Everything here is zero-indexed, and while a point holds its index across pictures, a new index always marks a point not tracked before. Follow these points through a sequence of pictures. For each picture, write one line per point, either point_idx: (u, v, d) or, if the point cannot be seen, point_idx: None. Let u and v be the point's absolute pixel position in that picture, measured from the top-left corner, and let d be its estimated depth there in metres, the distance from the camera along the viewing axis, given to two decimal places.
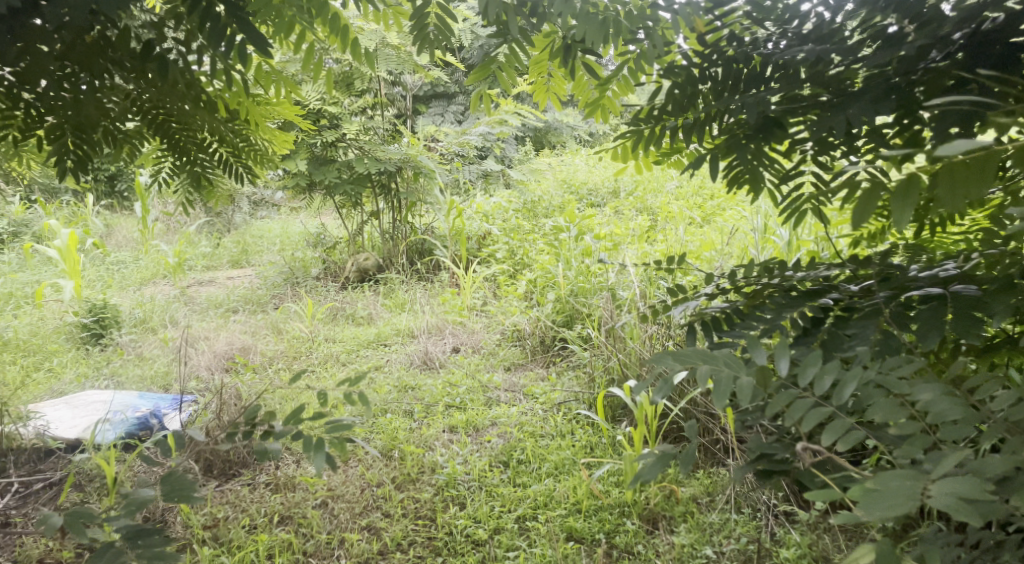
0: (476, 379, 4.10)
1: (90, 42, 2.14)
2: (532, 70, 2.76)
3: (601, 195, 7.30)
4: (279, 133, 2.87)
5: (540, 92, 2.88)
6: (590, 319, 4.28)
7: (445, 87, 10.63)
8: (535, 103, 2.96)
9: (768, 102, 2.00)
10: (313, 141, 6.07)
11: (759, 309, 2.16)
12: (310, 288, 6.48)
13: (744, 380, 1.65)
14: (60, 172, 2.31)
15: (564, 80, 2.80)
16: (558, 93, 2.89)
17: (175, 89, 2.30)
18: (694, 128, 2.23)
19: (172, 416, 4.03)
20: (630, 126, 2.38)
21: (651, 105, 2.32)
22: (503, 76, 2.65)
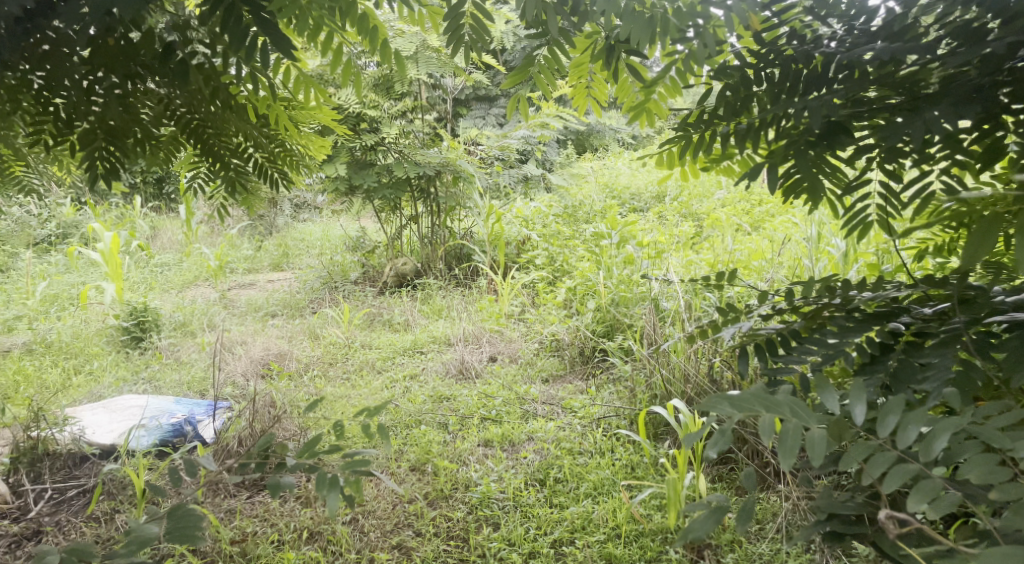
0: (513, 391, 3.99)
1: (115, 43, 2.08)
2: (573, 73, 2.64)
3: (643, 200, 7.14)
4: (316, 139, 2.80)
5: (581, 97, 2.76)
6: (632, 330, 4.14)
7: (486, 91, 10.55)
8: (576, 107, 2.84)
9: (833, 106, 1.83)
10: (352, 145, 6.03)
11: (820, 331, 2.01)
12: (348, 293, 6.44)
13: (816, 432, 1.51)
14: (92, 180, 2.16)
15: (607, 84, 2.68)
16: (600, 98, 2.76)
17: (204, 90, 2.21)
18: (748, 134, 2.07)
19: (206, 423, 3.99)
20: (678, 133, 2.24)
21: (700, 109, 2.18)
22: (544, 78, 2.55)
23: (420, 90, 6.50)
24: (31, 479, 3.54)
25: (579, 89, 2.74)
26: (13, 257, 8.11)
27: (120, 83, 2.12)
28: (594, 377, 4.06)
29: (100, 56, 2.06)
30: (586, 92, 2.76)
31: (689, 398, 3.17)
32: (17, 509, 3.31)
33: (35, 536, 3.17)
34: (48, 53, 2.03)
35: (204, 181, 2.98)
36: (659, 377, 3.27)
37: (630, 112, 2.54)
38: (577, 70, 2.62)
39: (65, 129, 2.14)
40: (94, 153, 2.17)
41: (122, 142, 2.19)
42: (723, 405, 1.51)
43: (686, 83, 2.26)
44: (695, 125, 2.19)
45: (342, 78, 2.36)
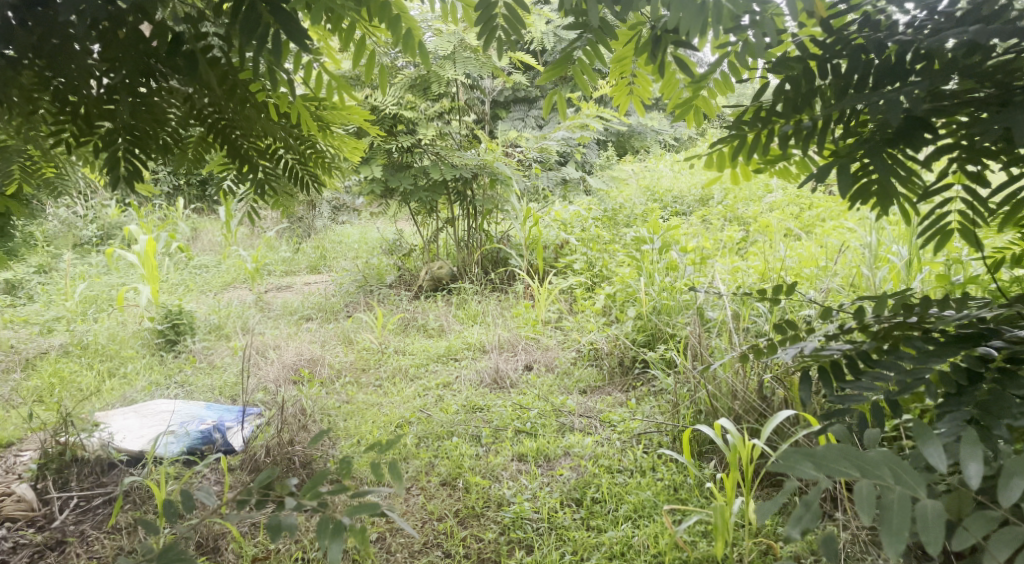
0: (549, 402, 3.84)
1: (123, 36, 1.96)
2: (614, 70, 2.50)
3: (686, 203, 6.92)
4: (350, 142, 2.78)
5: (622, 94, 2.61)
6: (674, 340, 3.96)
7: (527, 92, 10.40)
8: (617, 106, 2.69)
9: (912, 101, 1.67)
10: (388, 147, 5.94)
11: (896, 356, 1.89)
12: (383, 296, 6.35)
13: (924, 504, 1.48)
14: (113, 183, 2.07)
15: (650, 83, 2.54)
16: (642, 96, 2.61)
17: (224, 90, 2.11)
18: (812, 134, 1.91)
19: (235, 431, 3.91)
20: (731, 132, 2.09)
21: (758, 105, 2.02)
22: (583, 75, 2.40)
23: (458, 91, 6.37)
24: (58, 487, 3.49)
25: (620, 89, 2.60)
26: (55, 257, 8.18)
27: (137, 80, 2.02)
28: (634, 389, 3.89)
29: (110, 51, 1.96)
30: (626, 93, 2.62)
31: (737, 416, 2.99)
32: (42, 516, 3.31)
33: (58, 547, 3.12)
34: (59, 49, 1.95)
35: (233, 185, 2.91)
36: (702, 392, 3.09)
37: (675, 112, 2.40)
38: (618, 68, 2.48)
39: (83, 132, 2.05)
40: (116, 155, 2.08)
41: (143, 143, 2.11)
42: (805, 466, 1.51)
43: (739, 78, 2.11)
44: (750, 122, 2.03)
45: (363, 75, 2.33)
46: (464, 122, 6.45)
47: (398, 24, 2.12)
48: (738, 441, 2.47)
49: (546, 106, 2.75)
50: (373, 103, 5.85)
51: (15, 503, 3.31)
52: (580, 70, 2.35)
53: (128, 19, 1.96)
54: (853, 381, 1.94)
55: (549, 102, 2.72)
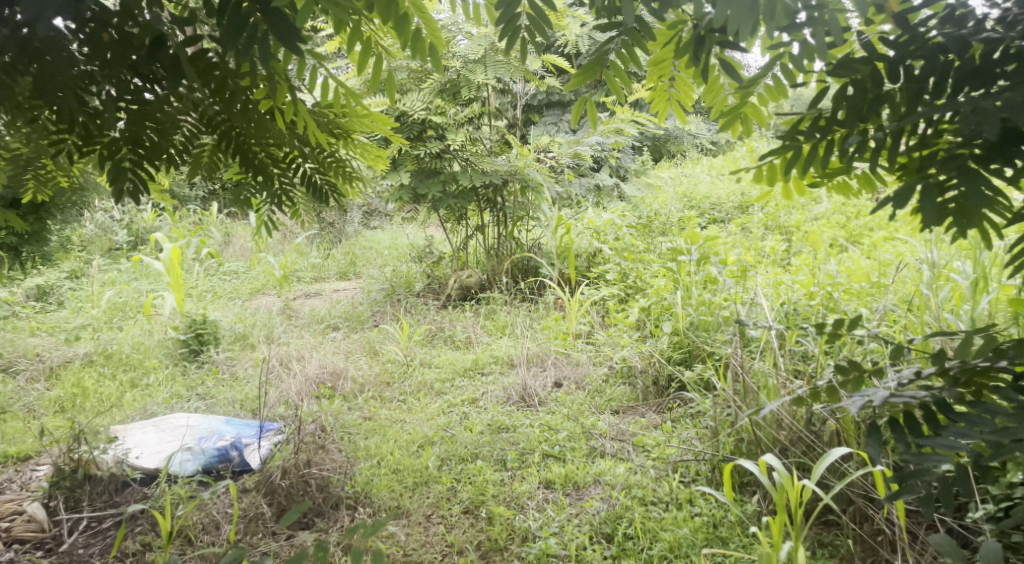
0: (579, 422, 3.65)
1: (110, 41, 1.96)
2: (652, 76, 2.32)
3: (725, 210, 6.68)
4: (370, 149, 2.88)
5: (660, 100, 2.43)
6: (713, 359, 3.74)
7: (560, 95, 10.20)
8: (655, 112, 2.51)
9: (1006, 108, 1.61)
10: (417, 153, 5.80)
11: (981, 409, 1.78)
12: (410, 305, 6.20)
13: None
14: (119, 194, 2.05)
15: (692, 89, 2.35)
16: (683, 102, 2.43)
17: (221, 94, 2.12)
18: (883, 145, 1.84)
19: (252, 448, 3.77)
20: (785, 142, 1.99)
21: (816, 111, 1.93)
22: (617, 82, 2.24)
23: (489, 96, 6.20)
24: (69, 508, 3.39)
25: (660, 95, 2.42)
26: (87, 263, 8.19)
27: (134, 89, 2.02)
28: (670, 411, 3.68)
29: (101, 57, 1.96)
30: (667, 100, 2.44)
31: (783, 448, 2.78)
32: (52, 538, 3.26)
33: None
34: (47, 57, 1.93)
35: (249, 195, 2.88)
36: (745, 419, 2.89)
37: (722, 120, 2.22)
38: (657, 73, 2.30)
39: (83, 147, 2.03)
40: (121, 171, 2.07)
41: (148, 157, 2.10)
42: None
43: (793, 83, 1.93)
44: (806, 133, 1.94)
45: (367, 82, 2.35)
46: (496, 127, 6.28)
47: (402, 24, 2.06)
48: (786, 478, 2.30)
49: (581, 113, 2.58)
50: (402, 109, 5.71)
51: (26, 524, 3.24)
52: (614, 77, 2.20)
53: (114, 21, 1.97)
54: (933, 440, 1.82)
55: (583, 110, 2.54)
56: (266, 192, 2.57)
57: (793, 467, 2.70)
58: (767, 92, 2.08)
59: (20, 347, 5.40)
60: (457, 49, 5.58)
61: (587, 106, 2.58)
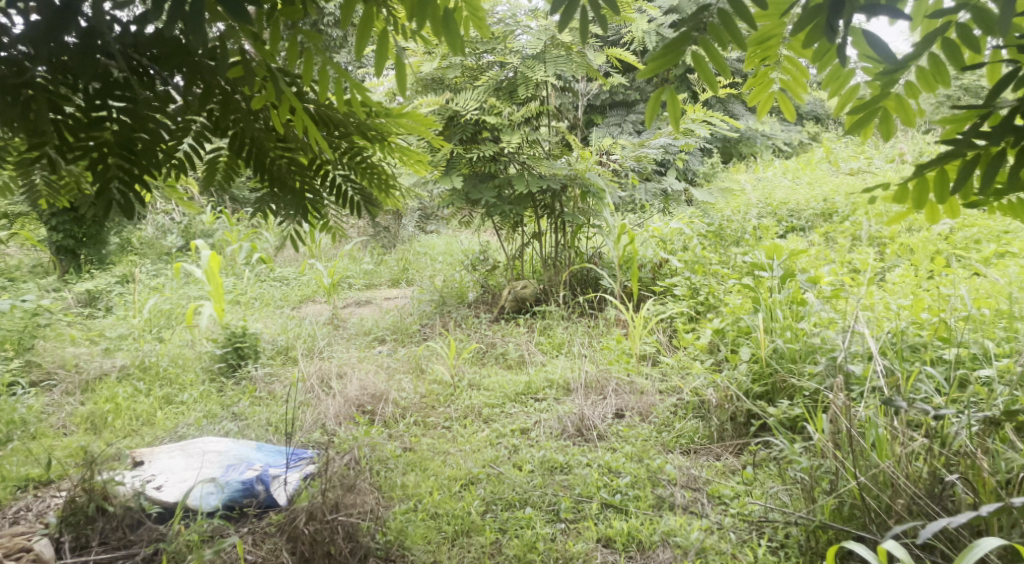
0: (643, 465, 3.23)
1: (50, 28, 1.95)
2: (753, 58, 2.38)
3: (805, 216, 6.13)
4: (407, 151, 2.90)
5: (758, 85, 2.53)
6: (801, 396, 3.28)
7: (625, 93, 9.67)
8: (755, 103, 2.60)
9: None
10: (470, 156, 5.43)
11: None
12: (462, 318, 5.83)
13: None
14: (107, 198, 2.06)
15: (801, 78, 2.46)
16: (790, 87, 2.49)
17: (192, 83, 2.08)
18: None
19: (279, 481, 3.43)
20: (958, 148, 2.10)
21: (1000, 107, 2.02)
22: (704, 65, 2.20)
23: (548, 94, 5.77)
24: (75, 546, 3.15)
25: (763, 84, 2.51)
26: (138, 267, 8.04)
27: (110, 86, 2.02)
28: (750, 454, 3.23)
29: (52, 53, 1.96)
30: (771, 92, 2.56)
31: (899, 519, 2.33)
32: None
33: None
34: (14, 64, 2.03)
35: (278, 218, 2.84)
36: (850, 479, 2.47)
37: (857, 115, 2.37)
38: (758, 59, 2.37)
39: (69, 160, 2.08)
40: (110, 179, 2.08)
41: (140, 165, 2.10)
42: None
43: (959, 69, 2.10)
44: (995, 134, 2.02)
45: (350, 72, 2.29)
46: (555, 128, 5.85)
47: None
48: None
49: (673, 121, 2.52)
50: (454, 109, 5.37)
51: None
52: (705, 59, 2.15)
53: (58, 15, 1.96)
54: None
55: (675, 107, 2.47)
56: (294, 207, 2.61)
57: (914, 544, 2.25)
58: (918, 82, 2.24)
59: (58, 356, 5.20)
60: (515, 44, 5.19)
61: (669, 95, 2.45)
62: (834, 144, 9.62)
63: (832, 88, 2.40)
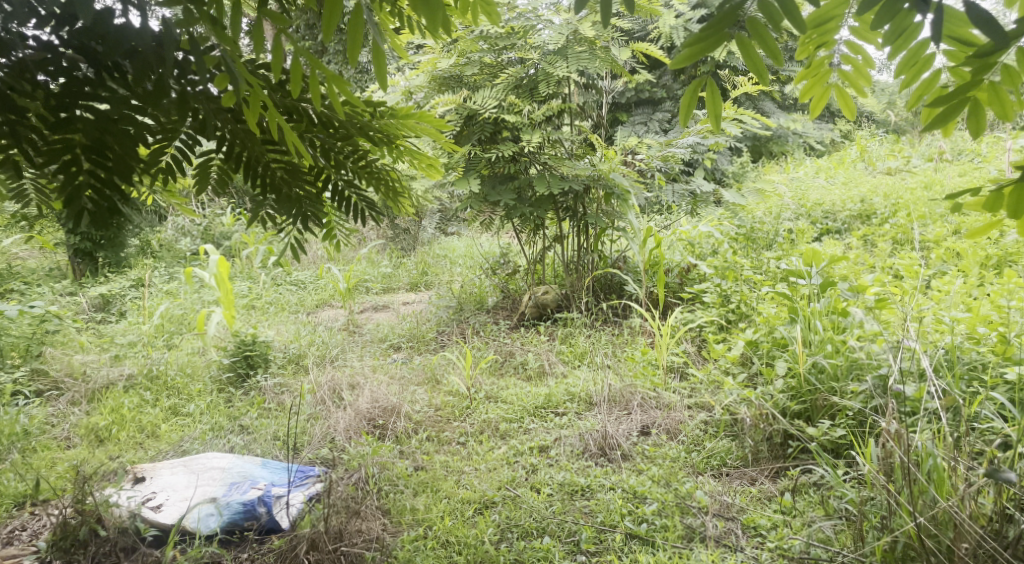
0: (671, 490, 3.00)
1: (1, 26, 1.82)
2: (807, 45, 2.21)
3: (841, 218, 5.83)
4: (421, 155, 2.72)
5: (814, 72, 2.35)
6: (845, 417, 3.02)
7: (651, 91, 9.39)
8: (812, 96, 2.44)
9: None
10: (489, 156, 5.22)
11: None
12: (480, 325, 5.62)
13: None
14: (75, 207, 1.94)
15: (864, 67, 2.29)
16: (852, 78, 2.33)
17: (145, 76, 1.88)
18: None
19: (282, 502, 3.24)
20: None
21: None
22: (753, 50, 2.03)
23: (570, 91, 5.53)
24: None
25: (819, 76, 2.36)
26: (153, 270, 7.92)
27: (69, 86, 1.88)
28: (788, 480, 2.98)
29: None
30: (827, 84, 2.40)
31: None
32: None
33: None
34: None
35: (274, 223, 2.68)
36: (907, 518, 2.23)
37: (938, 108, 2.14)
38: (813, 46, 2.20)
39: (35, 166, 1.93)
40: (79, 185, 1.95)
41: (112, 170, 1.97)
42: None
43: None
44: None
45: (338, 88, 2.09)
46: (578, 127, 5.61)
47: None
48: None
49: (713, 119, 2.31)
50: (472, 108, 5.17)
51: None
52: (755, 41, 1.98)
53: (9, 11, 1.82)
54: None
55: (715, 101, 2.28)
56: (291, 216, 2.52)
57: None
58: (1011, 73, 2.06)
59: (66, 363, 5.06)
60: (536, 40, 4.98)
61: (708, 88, 2.26)
62: (869, 142, 9.26)
63: (908, 76, 2.22)
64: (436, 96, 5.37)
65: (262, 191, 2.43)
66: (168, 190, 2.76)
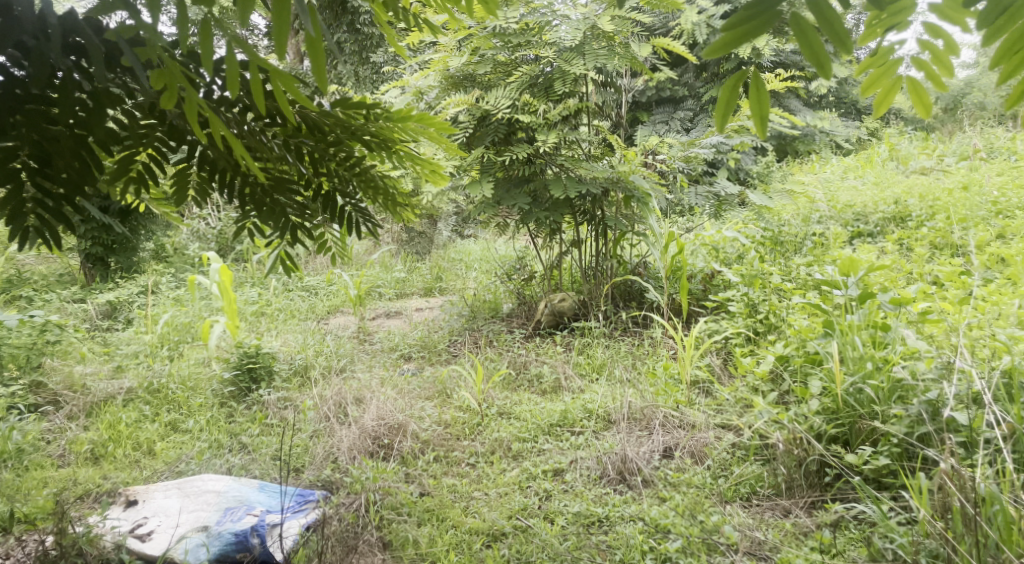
0: (698, 524, 2.76)
1: None
2: (876, 27, 2.00)
3: (875, 221, 5.53)
4: (424, 160, 2.49)
5: (881, 59, 2.12)
6: (890, 445, 2.76)
7: (673, 89, 9.10)
8: (872, 91, 2.19)
9: None
10: (502, 158, 4.99)
11: None
12: (494, 334, 5.38)
13: None
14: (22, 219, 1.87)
15: (945, 56, 2.04)
16: (929, 67, 2.09)
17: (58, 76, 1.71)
18: None
19: (278, 531, 3.01)
20: None
21: None
22: (814, 38, 1.76)
23: (587, 90, 5.27)
24: None
25: (889, 65, 2.13)
26: (163, 275, 7.75)
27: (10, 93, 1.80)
28: (826, 514, 2.73)
29: None
30: (896, 79, 2.14)
31: None
32: None
33: None
34: None
35: (260, 234, 2.48)
36: None
37: None
38: (881, 29, 1.98)
39: None
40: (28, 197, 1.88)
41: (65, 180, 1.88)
42: None
43: None
44: None
45: (283, 93, 1.79)
46: (596, 126, 5.35)
47: None
48: None
49: (760, 121, 2.03)
50: (485, 108, 4.95)
51: None
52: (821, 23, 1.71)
53: None
54: None
55: (760, 97, 2.00)
56: (276, 228, 2.34)
57: None
58: None
59: (65, 376, 4.88)
60: (551, 36, 4.74)
61: (750, 84, 1.99)
62: (899, 140, 8.91)
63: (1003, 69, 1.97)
64: (448, 97, 5.13)
65: (241, 201, 2.26)
66: (158, 198, 2.59)
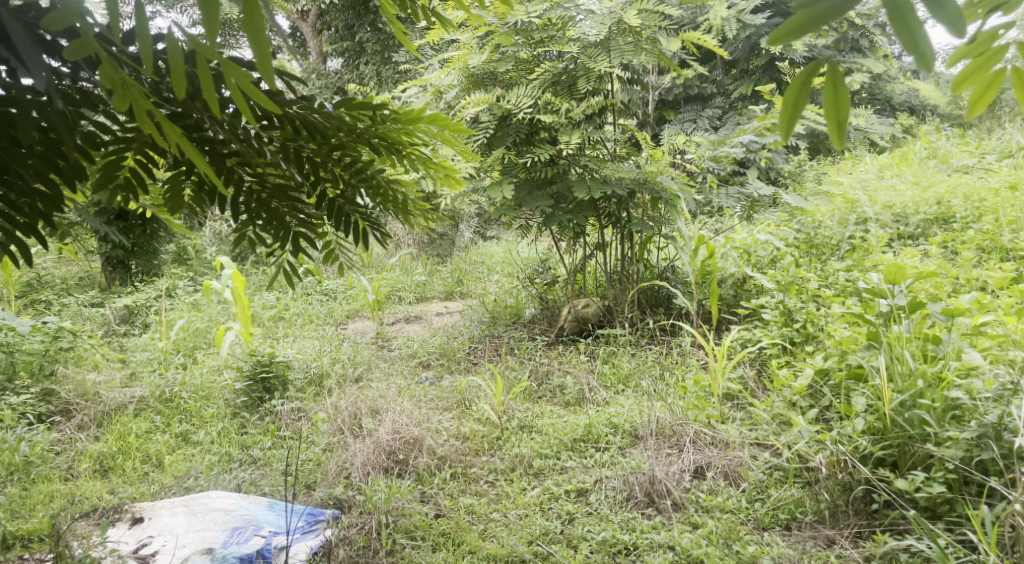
0: (734, 555, 2.55)
1: None
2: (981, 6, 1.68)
3: (916, 223, 5.26)
4: (438, 164, 2.33)
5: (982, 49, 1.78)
6: (946, 472, 2.54)
7: (701, 86, 8.82)
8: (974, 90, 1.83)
9: None
10: (524, 159, 4.79)
11: None
12: (516, 341, 5.19)
13: None
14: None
15: None
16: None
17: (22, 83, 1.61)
18: None
19: (285, 555, 2.84)
20: None
21: None
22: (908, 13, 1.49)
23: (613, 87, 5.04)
24: None
25: (992, 55, 1.78)
26: (181, 279, 7.65)
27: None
28: (875, 545, 2.51)
29: None
30: (994, 73, 1.81)
31: None
32: None
33: None
34: None
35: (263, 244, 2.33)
36: None
37: None
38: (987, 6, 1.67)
39: None
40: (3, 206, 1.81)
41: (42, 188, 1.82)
42: None
43: None
44: None
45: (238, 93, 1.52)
46: (622, 125, 5.13)
47: None
48: None
49: (836, 127, 1.71)
50: (506, 107, 4.76)
51: None
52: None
53: None
54: None
55: (836, 99, 1.70)
56: (278, 238, 2.18)
57: None
58: None
59: (77, 383, 4.75)
60: (575, 31, 4.53)
61: (827, 83, 1.69)
62: (937, 137, 8.58)
63: None
64: (468, 95, 4.93)
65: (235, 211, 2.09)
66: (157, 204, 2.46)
